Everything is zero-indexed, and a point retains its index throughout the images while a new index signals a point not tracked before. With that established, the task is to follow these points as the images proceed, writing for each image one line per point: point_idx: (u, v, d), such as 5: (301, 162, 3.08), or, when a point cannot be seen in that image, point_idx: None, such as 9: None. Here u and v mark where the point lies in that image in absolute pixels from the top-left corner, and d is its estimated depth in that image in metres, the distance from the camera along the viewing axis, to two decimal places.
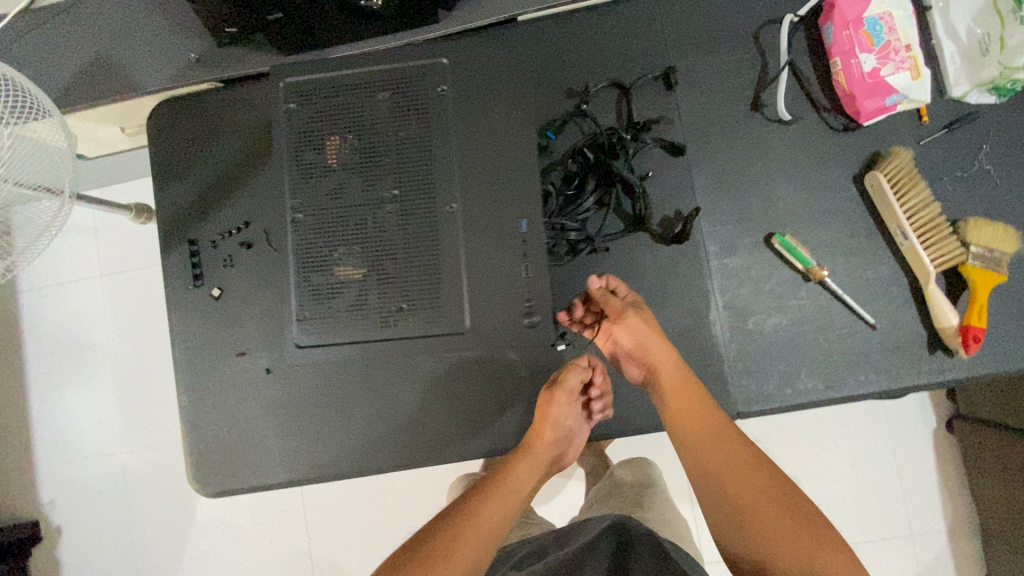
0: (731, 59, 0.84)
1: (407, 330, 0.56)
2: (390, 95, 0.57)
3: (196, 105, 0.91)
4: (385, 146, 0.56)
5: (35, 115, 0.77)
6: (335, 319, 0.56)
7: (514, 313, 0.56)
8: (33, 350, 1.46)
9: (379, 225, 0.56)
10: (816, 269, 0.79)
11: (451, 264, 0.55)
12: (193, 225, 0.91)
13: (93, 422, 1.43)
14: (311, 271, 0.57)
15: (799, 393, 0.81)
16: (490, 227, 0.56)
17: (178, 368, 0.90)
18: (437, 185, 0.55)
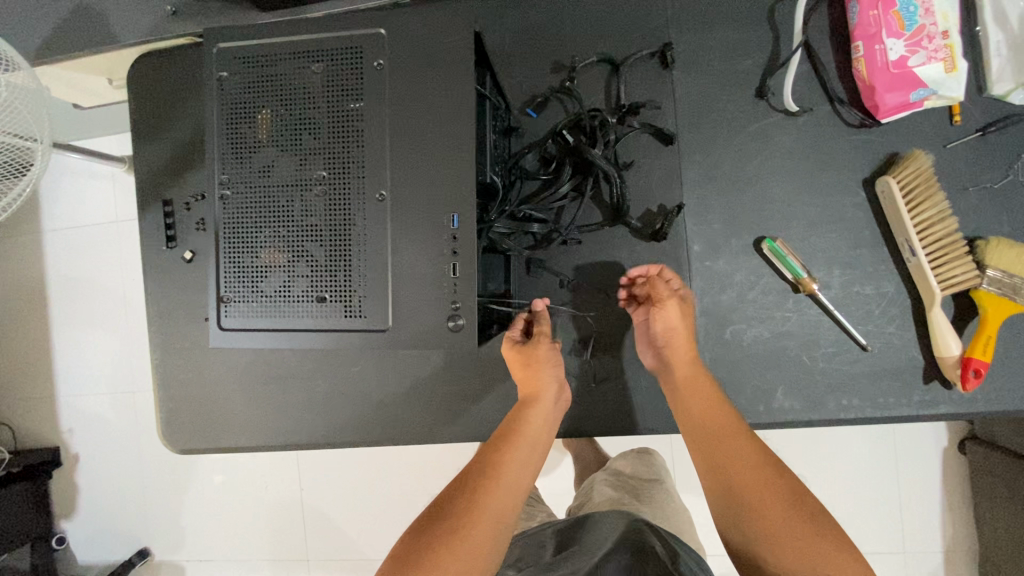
0: (739, 37, 0.75)
1: (331, 322, 0.53)
2: (325, 69, 0.52)
3: (177, 62, 0.89)
4: (317, 123, 0.52)
5: (4, 67, 0.75)
6: (260, 303, 0.54)
7: (439, 314, 0.52)
8: (51, 288, 1.52)
9: (307, 208, 0.53)
10: (806, 281, 0.72)
11: (378, 255, 0.52)
12: (168, 185, 0.89)
13: (104, 363, 1.49)
14: (237, 252, 0.54)
15: (774, 412, 0.75)
16: (414, 218, 0.51)
17: (151, 326, 0.90)
18: (366, 169, 0.52)
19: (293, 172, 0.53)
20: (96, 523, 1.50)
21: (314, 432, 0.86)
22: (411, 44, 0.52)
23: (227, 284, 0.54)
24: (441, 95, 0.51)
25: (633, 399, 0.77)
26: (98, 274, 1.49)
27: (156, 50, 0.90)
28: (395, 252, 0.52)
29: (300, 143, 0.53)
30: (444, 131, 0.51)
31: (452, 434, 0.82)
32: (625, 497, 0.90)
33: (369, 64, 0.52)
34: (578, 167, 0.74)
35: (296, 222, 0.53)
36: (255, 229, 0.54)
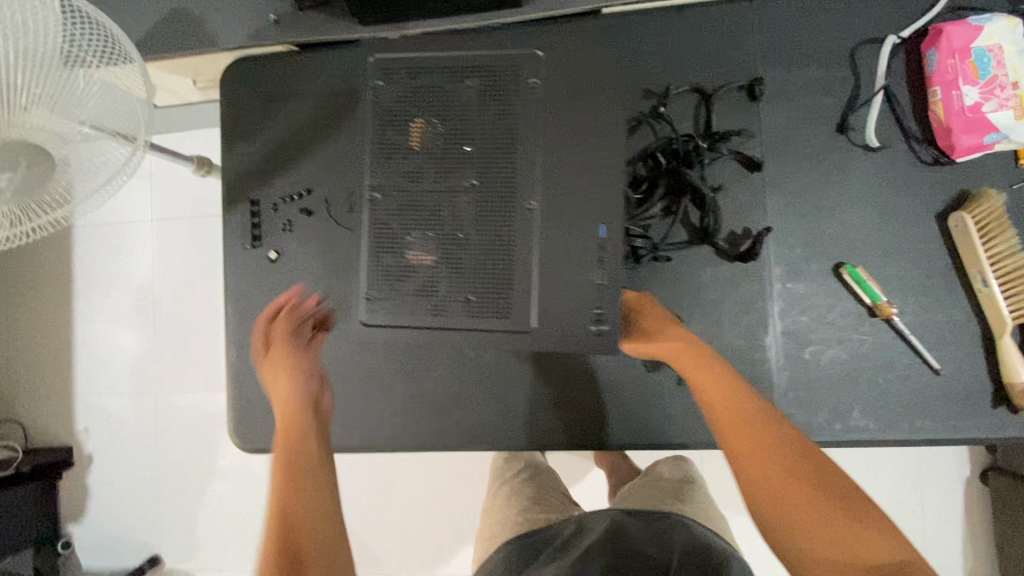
0: (821, 75, 0.81)
1: (466, 325, 0.55)
2: (479, 82, 0.55)
3: (271, 69, 0.92)
4: (473, 130, 0.55)
5: (114, 59, 0.71)
6: (401, 301, 0.57)
7: (584, 320, 0.54)
8: (82, 284, 1.50)
9: (456, 213, 0.56)
10: (884, 306, 0.76)
11: (523, 256, 0.55)
12: (255, 187, 0.91)
13: (127, 365, 1.47)
14: (382, 252, 0.57)
15: (849, 430, 0.78)
16: (563, 227, 0.54)
17: (229, 323, 0.91)
18: (517, 179, 0.55)
19: (441, 179, 0.56)
20: (111, 527, 1.46)
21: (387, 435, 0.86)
22: (569, 66, 0.56)
23: (372, 285, 0.57)
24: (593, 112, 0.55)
25: None
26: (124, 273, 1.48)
27: (249, 56, 0.93)
28: (543, 259, 0.55)
29: (456, 152, 0.56)
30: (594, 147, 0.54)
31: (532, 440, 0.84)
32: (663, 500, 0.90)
33: (525, 80, 0.55)
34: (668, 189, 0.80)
35: (443, 227, 0.56)
36: (402, 231, 0.56)
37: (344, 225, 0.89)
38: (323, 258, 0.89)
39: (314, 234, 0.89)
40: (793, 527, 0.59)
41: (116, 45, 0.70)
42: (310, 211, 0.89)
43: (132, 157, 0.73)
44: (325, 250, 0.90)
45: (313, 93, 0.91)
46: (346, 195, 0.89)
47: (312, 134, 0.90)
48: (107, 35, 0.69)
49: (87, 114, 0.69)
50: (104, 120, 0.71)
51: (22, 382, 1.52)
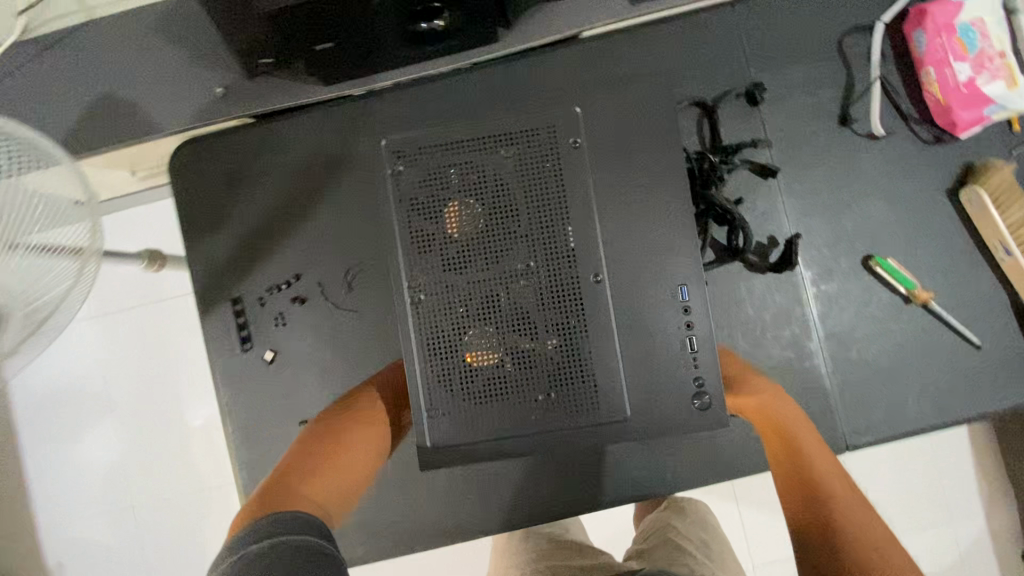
0: (814, 71, 0.79)
1: (550, 424, 0.49)
2: (513, 151, 0.49)
3: (228, 146, 0.82)
4: (517, 206, 0.49)
5: (39, 166, 0.64)
6: (469, 411, 0.49)
7: (680, 392, 0.49)
8: None
9: (515, 301, 0.49)
10: (919, 292, 0.76)
11: (600, 336, 0.49)
12: (234, 282, 0.81)
13: (76, 501, 1.21)
14: (436, 356, 0.49)
15: (909, 422, 0.77)
16: (637, 295, 0.49)
17: (233, 440, 0.81)
18: (579, 252, 0.49)
19: (491, 264, 0.49)
20: None
21: (436, 530, 0.78)
22: (610, 118, 0.50)
23: (430, 395, 0.49)
24: (644, 164, 0.50)
25: None
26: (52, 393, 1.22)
27: (199, 135, 0.82)
28: (623, 337, 0.49)
29: (501, 234, 0.49)
30: (653, 202, 0.50)
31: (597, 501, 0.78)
32: (691, 556, 0.75)
33: (565, 142, 0.49)
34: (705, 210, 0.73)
35: (502, 317, 0.49)
36: (457, 332, 0.49)
37: (346, 308, 0.80)
38: (330, 347, 0.80)
39: (314, 322, 0.80)
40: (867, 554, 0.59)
41: (42, 153, 0.64)
42: (304, 298, 0.80)
43: (83, 269, 0.67)
44: (329, 338, 0.80)
45: (281, 168, 0.81)
46: (343, 272, 0.80)
47: (289, 213, 0.81)
48: (25, 143, 0.63)
49: (30, 235, 0.61)
50: (46, 236, 0.63)
51: None
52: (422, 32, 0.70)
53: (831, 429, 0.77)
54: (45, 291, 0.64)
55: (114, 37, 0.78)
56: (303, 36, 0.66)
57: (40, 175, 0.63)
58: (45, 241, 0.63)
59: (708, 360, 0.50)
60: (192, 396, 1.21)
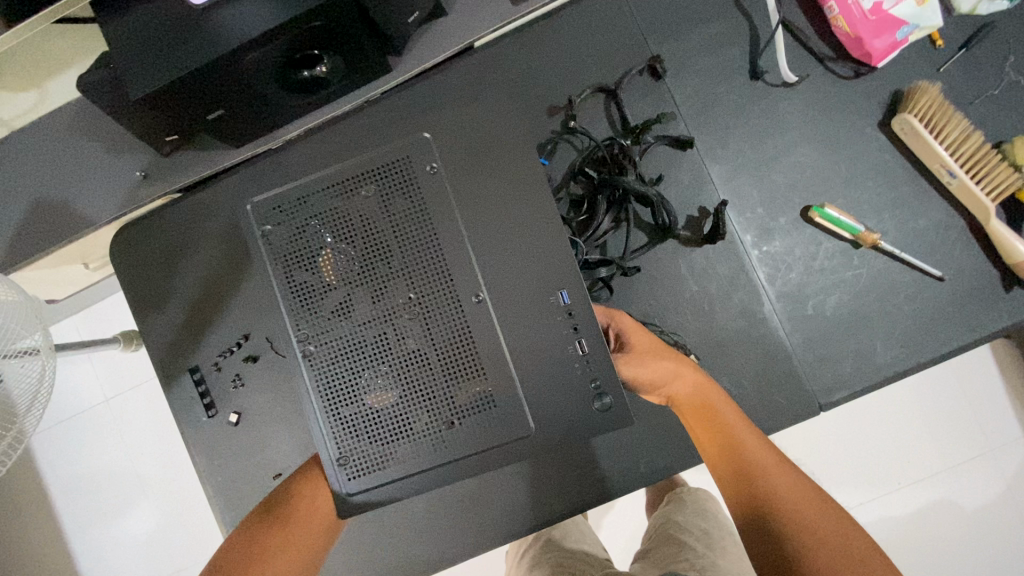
0: (715, 31, 0.77)
1: (458, 449, 0.49)
2: (376, 189, 0.51)
3: (161, 224, 0.85)
4: (387, 242, 0.50)
5: None
6: (379, 452, 0.50)
7: (582, 396, 0.49)
8: (55, 499, 1.36)
9: (402, 335, 0.49)
10: (866, 235, 0.72)
11: (492, 354, 0.49)
12: (190, 352, 0.83)
13: (131, 557, 1.34)
14: (337, 405, 0.50)
15: (881, 369, 0.74)
16: (521, 307, 0.50)
17: (217, 501, 0.83)
18: (457, 277, 0.50)
19: (373, 306, 0.50)
20: None
21: (420, 564, 0.78)
22: (462, 134, 0.52)
23: (340, 444, 0.50)
24: (507, 176, 0.52)
25: (745, 402, 0.75)
26: (93, 465, 1.35)
27: (134, 218, 0.85)
28: (515, 350, 0.49)
29: (377, 272, 0.50)
30: (522, 211, 0.51)
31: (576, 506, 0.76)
32: (692, 550, 0.72)
33: (422, 170, 0.51)
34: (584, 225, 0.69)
35: (394, 355, 0.49)
36: (352, 375, 0.50)
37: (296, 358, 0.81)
38: (289, 399, 0.81)
39: (269, 378, 0.81)
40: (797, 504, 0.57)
41: None
42: (255, 356, 0.81)
43: (45, 368, 0.72)
44: (288, 390, 0.82)
45: (211, 235, 0.83)
46: None
47: (227, 277, 0.82)
48: None
49: None
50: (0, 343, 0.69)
51: None
52: (308, 80, 0.70)
53: (800, 391, 0.74)
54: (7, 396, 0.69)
55: (34, 144, 0.81)
56: (193, 110, 0.67)
57: None
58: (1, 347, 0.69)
59: (605, 360, 0.50)
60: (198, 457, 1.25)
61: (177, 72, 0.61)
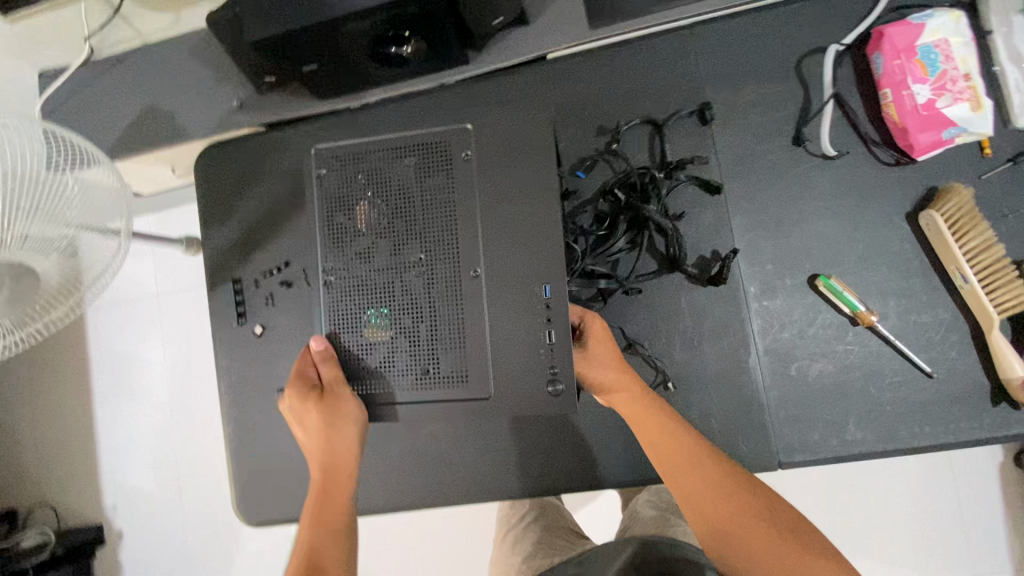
0: (769, 92, 0.81)
1: (426, 391, 0.61)
2: (416, 160, 0.62)
3: (239, 150, 0.96)
4: (413, 208, 0.61)
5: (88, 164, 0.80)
6: (364, 374, 0.63)
7: (541, 379, 0.60)
8: (96, 370, 1.57)
9: (405, 288, 0.61)
10: (864, 314, 0.75)
11: (473, 321, 0.61)
12: (237, 265, 0.94)
13: (156, 437, 1.53)
14: (342, 330, 0.63)
15: (847, 444, 0.76)
16: (510, 290, 0.61)
17: (224, 398, 0.94)
18: (460, 251, 0.61)
19: (389, 258, 0.61)
20: None
21: (380, 502, 0.86)
22: (498, 134, 0.62)
23: (337, 362, 0.63)
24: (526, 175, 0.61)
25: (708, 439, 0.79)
26: (140, 349, 1.53)
27: (220, 140, 0.97)
28: (495, 325, 0.61)
29: (399, 230, 0.61)
30: (535, 210, 0.60)
31: (528, 490, 0.83)
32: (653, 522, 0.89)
33: (458, 155, 0.61)
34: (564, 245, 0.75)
35: (396, 300, 0.61)
36: (359, 309, 0.62)
37: None
38: (307, 327, 0.91)
39: (296, 304, 0.92)
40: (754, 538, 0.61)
41: (87, 154, 0.81)
42: (289, 282, 0.92)
43: (122, 246, 0.82)
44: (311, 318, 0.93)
45: (280, 168, 0.94)
46: None
47: (285, 207, 0.94)
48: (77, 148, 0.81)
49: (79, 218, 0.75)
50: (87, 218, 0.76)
51: (44, 471, 1.58)
52: (393, 54, 0.80)
53: (765, 445, 0.78)
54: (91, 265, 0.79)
55: (159, 58, 0.95)
56: (292, 60, 0.78)
57: (90, 170, 0.79)
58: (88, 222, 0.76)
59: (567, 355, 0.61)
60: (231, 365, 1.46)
61: (286, 25, 0.71)
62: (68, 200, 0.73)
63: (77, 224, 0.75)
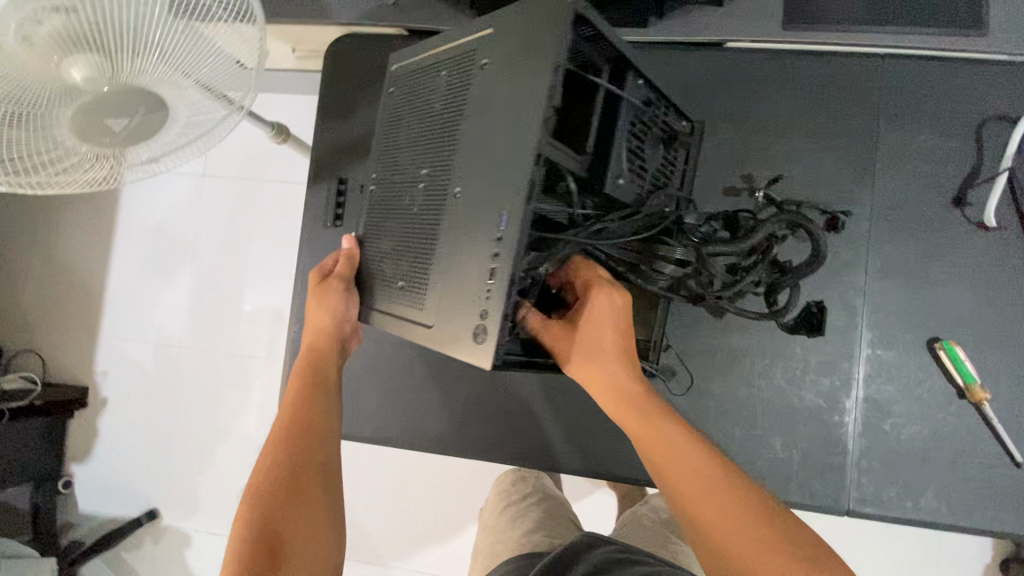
0: (944, 145, 0.79)
1: (404, 299, 0.66)
2: (448, 73, 0.66)
3: (381, 49, 0.91)
4: (435, 122, 0.66)
5: (244, 18, 0.67)
6: (378, 270, 0.71)
7: (474, 325, 0.58)
8: (127, 236, 1.52)
9: (412, 197, 0.67)
10: (976, 390, 0.73)
11: (444, 238, 0.62)
12: (347, 165, 0.90)
13: (176, 318, 1.49)
14: (371, 226, 0.73)
15: (918, 510, 0.76)
16: (475, 229, 0.59)
17: (296, 298, 0.90)
18: (451, 171, 0.63)
19: (410, 166, 0.68)
20: (113, 470, 1.51)
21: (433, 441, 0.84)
22: (514, 39, 0.59)
23: (366, 255, 0.73)
24: (526, 89, 0.56)
25: (782, 467, 0.79)
26: (186, 230, 1.49)
27: (361, 34, 0.92)
28: (459, 251, 0.60)
29: (421, 142, 0.68)
30: (518, 127, 0.56)
31: None
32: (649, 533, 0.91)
33: (480, 62, 0.62)
34: (613, 202, 0.62)
35: (404, 205, 0.68)
36: (382, 208, 0.71)
37: None
38: None
39: None
40: (731, 540, 0.54)
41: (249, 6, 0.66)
42: None
43: (228, 119, 0.72)
44: None
45: None
46: None
47: None
48: None
49: (200, 77, 0.68)
50: (210, 79, 0.69)
51: (51, 318, 1.54)
52: None
53: (837, 488, 0.77)
54: (199, 123, 0.73)
55: None
56: None
57: (233, 27, 0.67)
58: (209, 83, 0.69)
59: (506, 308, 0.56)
60: (276, 268, 1.44)
61: None
62: (192, 56, 0.65)
63: (198, 83, 0.68)
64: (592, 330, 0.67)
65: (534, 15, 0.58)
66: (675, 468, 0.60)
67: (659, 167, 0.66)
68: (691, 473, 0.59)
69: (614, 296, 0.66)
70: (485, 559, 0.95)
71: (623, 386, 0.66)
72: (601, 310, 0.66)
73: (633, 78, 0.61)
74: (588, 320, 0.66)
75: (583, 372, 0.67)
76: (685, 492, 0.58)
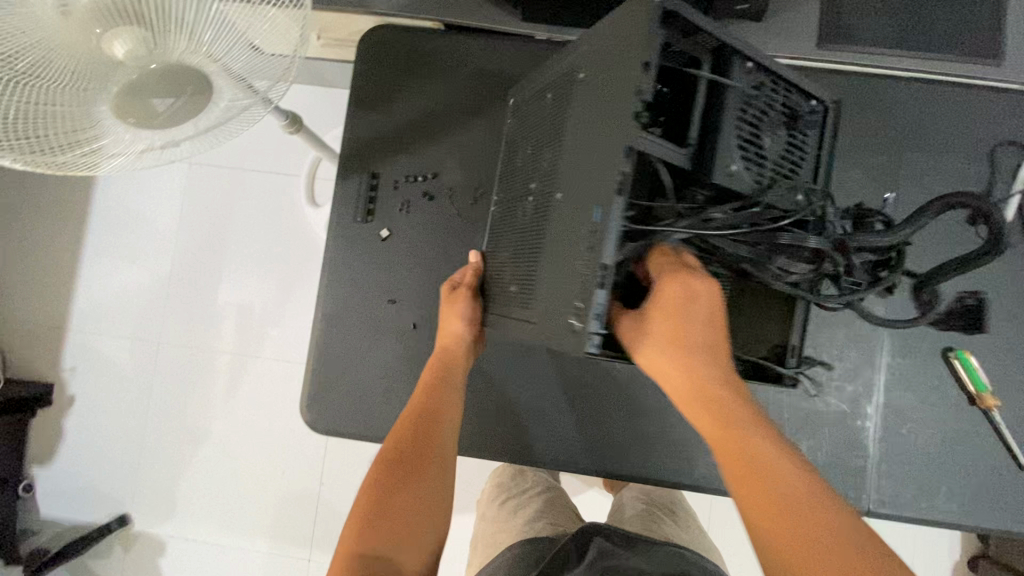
0: (958, 167, 0.84)
1: (516, 304, 0.69)
2: (552, 94, 0.70)
3: (417, 40, 0.89)
4: (545, 139, 0.70)
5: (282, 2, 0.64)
6: (500, 277, 0.76)
7: (565, 317, 0.58)
8: (105, 222, 1.41)
9: (527, 209, 0.71)
10: (986, 398, 0.77)
11: (547, 243, 0.64)
12: (379, 159, 0.88)
13: (159, 312, 1.39)
14: (498, 238, 0.78)
15: (931, 510, 0.80)
16: (571, 230, 0.59)
17: (324, 294, 0.87)
18: (554, 181, 0.65)
19: (525, 180, 0.72)
20: (73, 477, 1.37)
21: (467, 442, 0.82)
22: (605, 49, 0.60)
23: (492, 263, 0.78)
24: (616, 91, 0.56)
25: (808, 469, 0.81)
26: (174, 219, 1.40)
27: (396, 25, 0.90)
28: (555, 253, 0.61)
29: (533, 159, 0.72)
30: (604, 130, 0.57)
31: None
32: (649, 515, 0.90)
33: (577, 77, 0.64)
34: (727, 191, 0.59)
35: (521, 217, 0.72)
36: (506, 220, 0.76)
37: (463, 216, 0.86)
38: (439, 247, 0.86)
39: (434, 219, 0.87)
40: (818, 556, 0.52)
41: None
42: (433, 195, 0.86)
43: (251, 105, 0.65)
44: (443, 238, 0.87)
45: (456, 75, 0.88)
46: (473, 188, 0.87)
47: (448, 116, 0.88)
48: None
49: (234, 64, 0.64)
50: (241, 64, 0.64)
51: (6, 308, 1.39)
52: None
53: (857, 489, 0.81)
54: (217, 112, 0.64)
55: None
56: None
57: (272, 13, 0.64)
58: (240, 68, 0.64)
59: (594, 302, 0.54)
60: (274, 262, 1.38)
61: None
62: (234, 45, 0.63)
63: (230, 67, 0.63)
64: (670, 318, 0.61)
65: (621, 23, 0.58)
66: (761, 475, 0.56)
67: (783, 151, 0.61)
68: (776, 480, 0.56)
69: (696, 287, 0.60)
70: (485, 549, 0.92)
71: (701, 380, 0.61)
72: (672, 300, 0.60)
73: (740, 62, 0.59)
74: (667, 312, 0.60)
75: (658, 363, 0.62)
76: (771, 500, 0.55)
